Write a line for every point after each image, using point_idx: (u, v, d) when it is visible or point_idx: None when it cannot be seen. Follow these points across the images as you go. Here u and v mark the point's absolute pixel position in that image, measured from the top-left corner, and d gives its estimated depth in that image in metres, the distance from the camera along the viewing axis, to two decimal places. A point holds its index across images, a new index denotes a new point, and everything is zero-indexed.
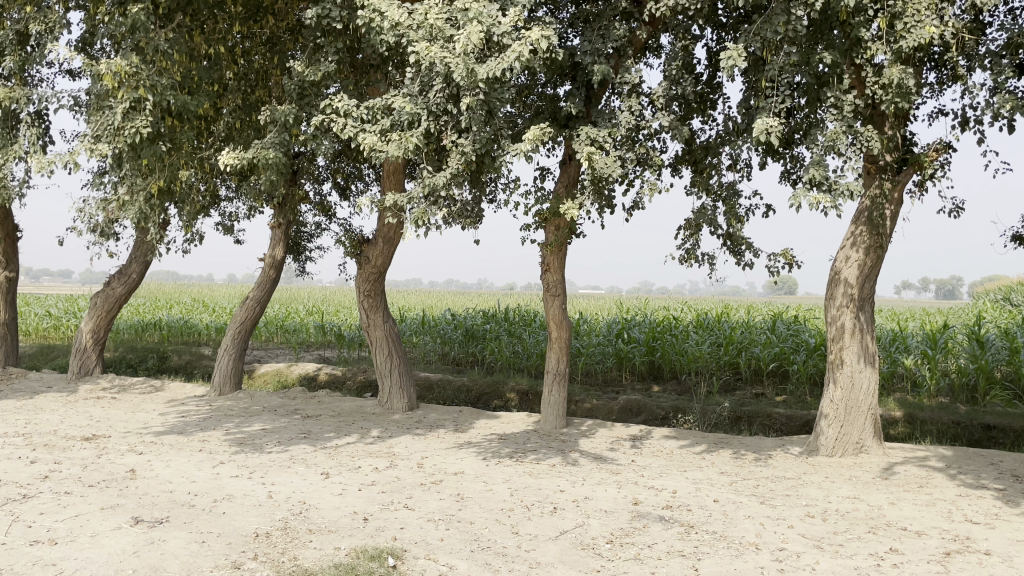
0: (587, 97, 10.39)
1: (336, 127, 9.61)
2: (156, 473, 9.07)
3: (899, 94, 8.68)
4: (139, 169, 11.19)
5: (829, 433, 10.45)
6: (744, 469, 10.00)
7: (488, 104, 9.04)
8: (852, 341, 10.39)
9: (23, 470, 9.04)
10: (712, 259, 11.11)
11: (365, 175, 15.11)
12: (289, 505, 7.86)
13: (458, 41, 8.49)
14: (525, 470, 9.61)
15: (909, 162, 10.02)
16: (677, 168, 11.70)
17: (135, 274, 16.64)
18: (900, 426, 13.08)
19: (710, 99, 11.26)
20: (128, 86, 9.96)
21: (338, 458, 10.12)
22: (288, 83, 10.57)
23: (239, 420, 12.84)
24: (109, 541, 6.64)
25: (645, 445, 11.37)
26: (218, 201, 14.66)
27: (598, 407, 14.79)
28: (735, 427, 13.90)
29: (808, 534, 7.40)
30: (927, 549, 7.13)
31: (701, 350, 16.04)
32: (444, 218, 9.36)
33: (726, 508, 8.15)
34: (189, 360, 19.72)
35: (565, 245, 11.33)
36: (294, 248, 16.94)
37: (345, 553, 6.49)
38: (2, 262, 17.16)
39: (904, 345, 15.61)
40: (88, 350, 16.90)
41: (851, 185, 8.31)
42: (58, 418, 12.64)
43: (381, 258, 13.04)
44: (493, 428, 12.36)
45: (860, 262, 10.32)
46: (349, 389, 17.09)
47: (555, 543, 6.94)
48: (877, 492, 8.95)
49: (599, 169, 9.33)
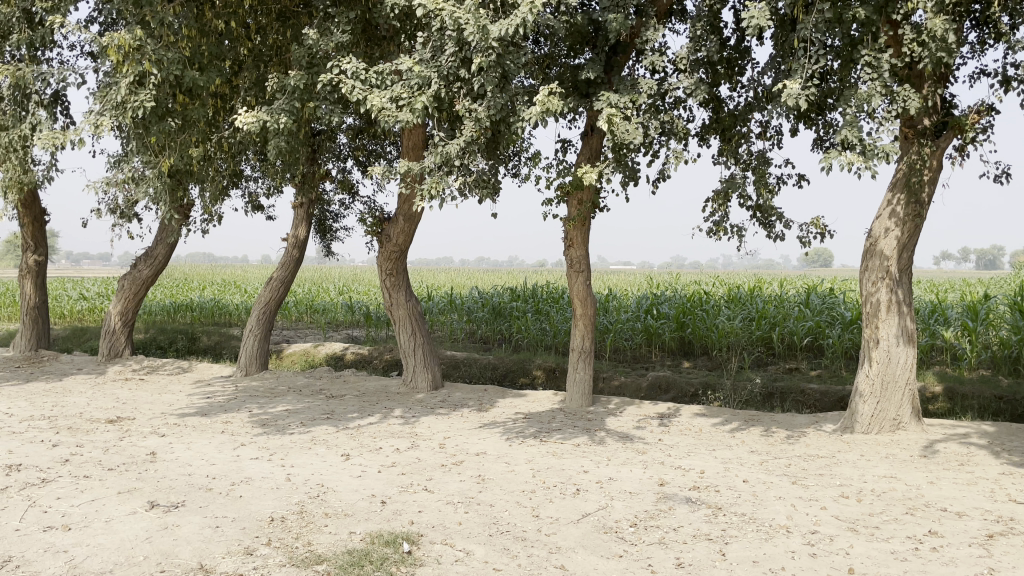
0: (609, 64, 10.02)
1: (345, 89, 9.36)
2: (176, 456, 9.00)
3: (940, 49, 8.25)
4: (152, 148, 11.08)
5: (864, 410, 10.08)
6: (775, 448, 9.68)
7: (503, 68, 8.68)
8: (889, 315, 9.96)
9: (44, 453, 9.02)
10: (742, 231, 10.71)
11: (387, 152, 14.82)
12: (307, 488, 7.73)
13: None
14: (549, 451, 9.39)
15: (949, 126, 9.56)
16: (706, 138, 11.29)
17: (161, 256, 16.60)
18: (940, 401, 12.62)
19: (738, 64, 10.81)
20: (132, 61, 9.83)
21: (360, 439, 9.99)
22: (298, 52, 10.33)
23: (263, 401, 12.78)
24: (123, 526, 6.56)
25: (673, 423, 11.09)
26: (240, 180, 14.54)
27: (627, 384, 14.50)
28: (768, 403, 13.55)
29: (843, 516, 7.09)
30: (969, 531, 6.79)
31: (733, 325, 15.62)
32: (460, 187, 9.04)
33: (755, 489, 7.86)
34: (219, 341, 19.77)
35: (588, 219, 11.02)
36: (320, 229, 16.78)
37: (359, 539, 6.32)
38: (31, 245, 17.25)
39: (944, 317, 15.09)
40: (118, 332, 16.96)
41: (888, 147, 7.91)
42: (85, 400, 12.70)
43: (402, 237, 12.79)
44: (517, 407, 12.16)
45: (896, 232, 9.87)
46: (375, 368, 17.01)
47: (577, 527, 6.72)
48: (915, 471, 8.59)
49: (619, 135, 8.93)
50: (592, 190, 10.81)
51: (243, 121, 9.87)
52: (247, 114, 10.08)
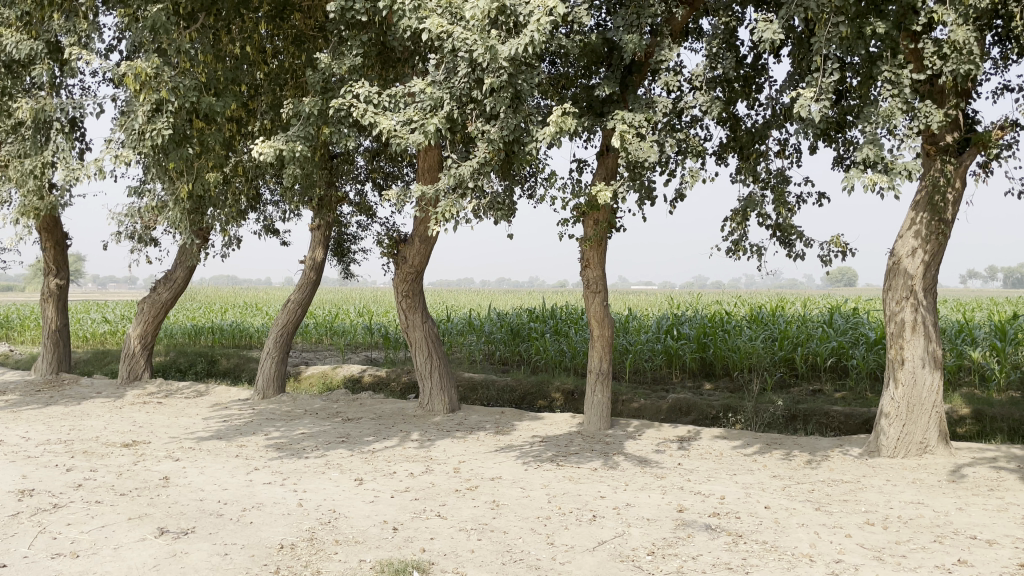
0: (624, 83, 9.96)
1: (357, 113, 9.36)
2: (189, 480, 8.94)
3: (964, 63, 8.10)
4: (168, 173, 11.16)
5: (889, 433, 9.85)
6: (798, 472, 9.45)
7: (515, 88, 8.64)
8: (914, 335, 9.72)
9: (58, 478, 9.00)
10: (761, 250, 10.53)
11: (404, 174, 14.83)
12: (318, 513, 7.62)
13: (470, 15, 8.38)
14: (566, 475, 9.23)
15: (972, 142, 9.39)
16: (723, 156, 11.17)
17: (181, 278, 16.66)
18: (968, 423, 12.33)
19: (755, 82, 10.72)
20: (149, 88, 9.93)
21: (374, 463, 9.88)
22: (312, 77, 10.38)
23: (280, 424, 12.73)
24: (131, 554, 6.48)
25: (693, 446, 10.88)
26: (258, 204, 14.59)
27: (646, 407, 14.29)
28: (791, 426, 13.29)
29: (868, 544, 6.86)
30: (1000, 560, 6.53)
31: (755, 346, 15.39)
32: (474, 210, 8.97)
33: (777, 516, 7.65)
34: (238, 364, 19.77)
35: (605, 239, 10.90)
36: (337, 252, 16.77)
37: (369, 567, 6.19)
38: (53, 269, 17.39)
39: (971, 337, 14.83)
40: (137, 355, 17.01)
41: (910, 164, 7.74)
42: (102, 424, 12.71)
43: (418, 258, 12.74)
44: (535, 430, 12.00)
45: (920, 251, 9.67)
46: (393, 390, 16.94)
47: (593, 555, 6.54)
48: (943, 497, 8.32)
49: (634, 153, 8.82)
50: (609, 210, 10.73)
51: (262, 150, 9.86)
52: (261, 144, 10.12)
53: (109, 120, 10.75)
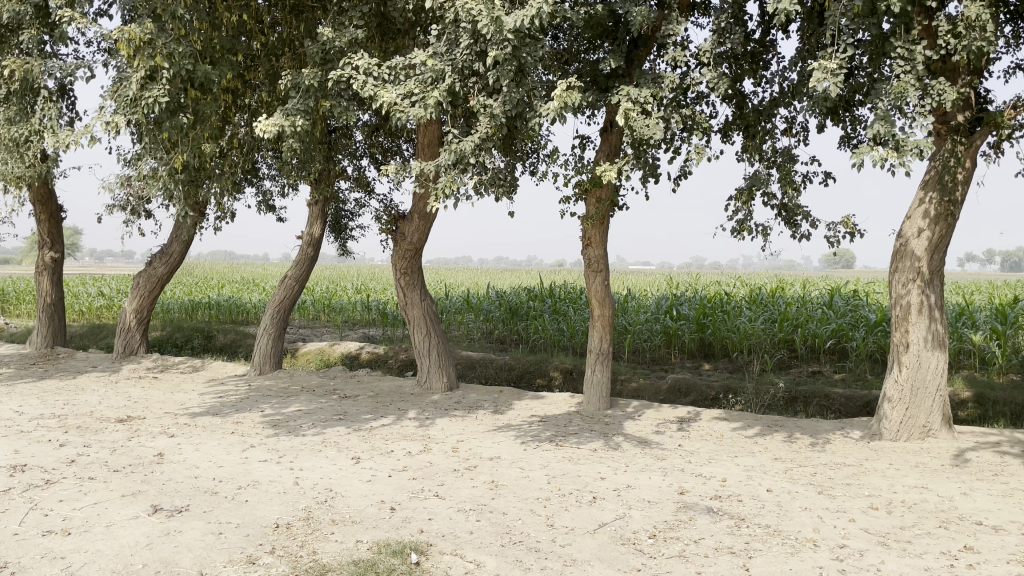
0: (630, 57, 9.75)
1: (357, 85, 9.14)
2: (184, 457, 8.83)
3: (979, 39, 7.89)
4: (163, 145, 10.95)
5: (892, 417, 9.75)
6: (800, 455, 9.35)
7: (519, 61, 8.42)
8: (919, 318, 9.59)
9: (51, 453, 8.87)
10: (766, 230, 10.37)
11: (403, 150, 14.61)
12: (314, 492, 7.51)
13: None
14: (565, 456, 9.12)
15: (984, 122, 9.18)
16: (729, 134, 10.97)
17: (177, 253, 16.46)
18: (970, 407, 12.25)
19: (763, 58, 10.50)
20: (143, 55, 9.70)
21: (372, 441, 9.76)
22: (312, 48, 10.14)
23: (276, 401, 12.61)
24: (123, 532, 6.36)
25: (694, 428, 10.78)
26: (255, 179, 14.38)
27: (645, 387, 14.19)
28: (791, 408, 13.21)
29: (873, 529, 6.76)
30: (1007, 547, 6.42)
31: (755, 326, 15.25)
32: (475, 186, 8.78)
33: (780, 499, 7.54)
34: (235, 339, 19.63)
35: (607, 217, 10.72)
36: (335, 228, 16.58)
37: (366, 548, 6.08)
38: (48, 242, 17.18)
39: (971, 319, 14.73)
40: (133, 329, 16.85)
41: (922, 143, 7.56)
42: (97, 399, 12.59)
43: (417, 235, 12.56)
44: (534, 409, 11.89)
45: (928, 233, 9.49)
46: (390, 368, 16.82)
47: (593, 538, 6.44)
48: (947, 482, 8.23)
49: (639, 130, 8.62)
50: (612, 188, 10.54)
51: (262, 129, 9.50)
52: (266, 121, 9.73)
53: (102, 88, 10.52)
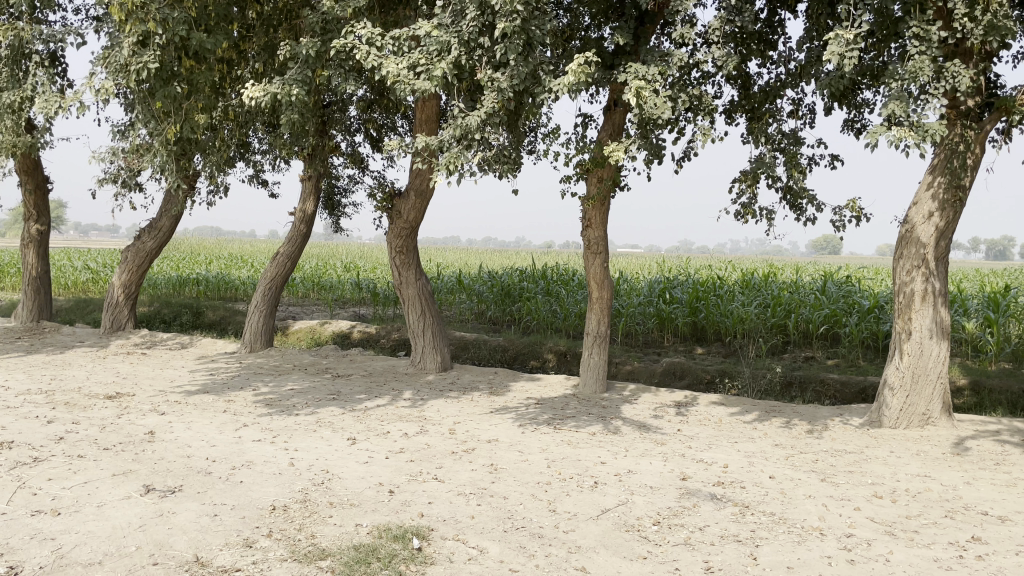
0: (636, 34, 9.55)
1: (359, 56, 8.86)
2: (176, 436, 8.64)
3: (995, 21, 7.74)
4: (156, 114, 10.68)
5: (893, 404, 9.67)
6: (800, 441, 9.27)
7: (527, 33, 8.20)
8: (923, 305, 9.49)
9: (39, 431, 8.65)
10: (770, 214, 10.22)
11: (398, 126, 14.38)
12: (311, 474, 7.34)
13: None
14: (564, 439, 8.99)
15: (993, 107, 9.05)
16: (733, 116, 10.80)
17: (166, 228, 16.19)
18: (965, 395, 12.21)
19: (769, 39, 10.34)
20: (135, 19, 9.43)
21: (367, 422, 9.61)
22: (311, 17, 9.89)
23: (269, 379, 12.43)
24: (115, 512, 6.19)
25: (691, 412, 10.68)
26: (248, 153, 14.10)
27: (640, 370, 14.09)
28: (787, 393, 13.13)
29: (879, 518, 6.67)
30: (1015, 538, 6.35)
31: (749, 312, 15.12)
32: (480, 163, 8.55)
33: (783, 487, 7.44)
34: (224, 317, 19.39)
35: (607, 198, 10.51)
36: (327, 204, 16.33)
37: (366, 532, 5.94)
38: (34, 214, 16.84)
39: (964, 307, 14.69)
40: (121, 305, 16.57)
41: (937, 126, 7.43)
42: (85, 374, 12.36)
43: (413, 213, 12.33)
44: (530, 392, 11.76)
45: (935, 219, 9.37)
46: (383, 347, 16.65)
47: (596, 524, 6.32)
48: (949, 471, 8.16)
49: (648, 109, 8.41)
50: (614, 167, 10.35)
51: (250, 93, 9.47)
52: (255, 86, 9.68)
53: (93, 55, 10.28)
